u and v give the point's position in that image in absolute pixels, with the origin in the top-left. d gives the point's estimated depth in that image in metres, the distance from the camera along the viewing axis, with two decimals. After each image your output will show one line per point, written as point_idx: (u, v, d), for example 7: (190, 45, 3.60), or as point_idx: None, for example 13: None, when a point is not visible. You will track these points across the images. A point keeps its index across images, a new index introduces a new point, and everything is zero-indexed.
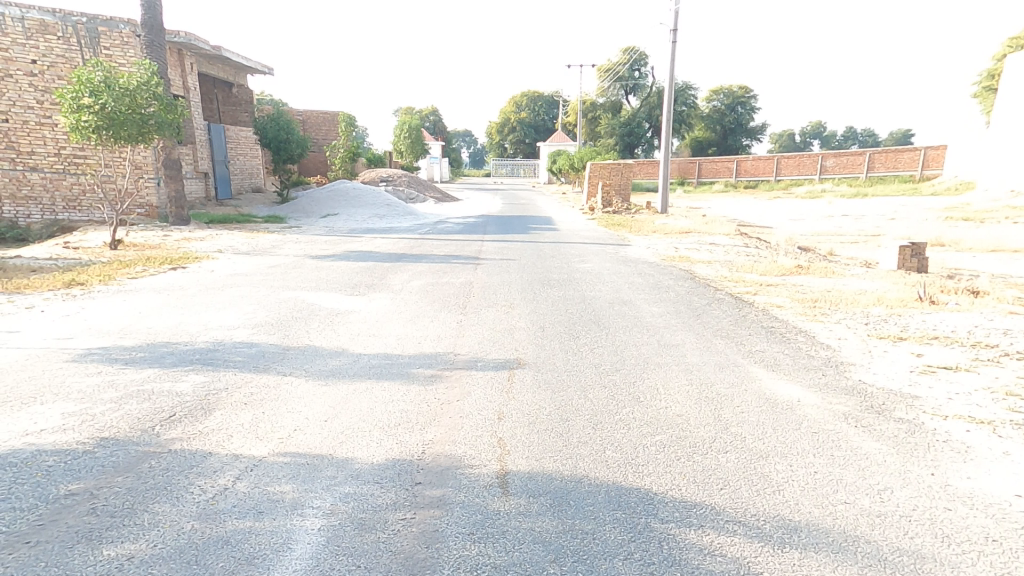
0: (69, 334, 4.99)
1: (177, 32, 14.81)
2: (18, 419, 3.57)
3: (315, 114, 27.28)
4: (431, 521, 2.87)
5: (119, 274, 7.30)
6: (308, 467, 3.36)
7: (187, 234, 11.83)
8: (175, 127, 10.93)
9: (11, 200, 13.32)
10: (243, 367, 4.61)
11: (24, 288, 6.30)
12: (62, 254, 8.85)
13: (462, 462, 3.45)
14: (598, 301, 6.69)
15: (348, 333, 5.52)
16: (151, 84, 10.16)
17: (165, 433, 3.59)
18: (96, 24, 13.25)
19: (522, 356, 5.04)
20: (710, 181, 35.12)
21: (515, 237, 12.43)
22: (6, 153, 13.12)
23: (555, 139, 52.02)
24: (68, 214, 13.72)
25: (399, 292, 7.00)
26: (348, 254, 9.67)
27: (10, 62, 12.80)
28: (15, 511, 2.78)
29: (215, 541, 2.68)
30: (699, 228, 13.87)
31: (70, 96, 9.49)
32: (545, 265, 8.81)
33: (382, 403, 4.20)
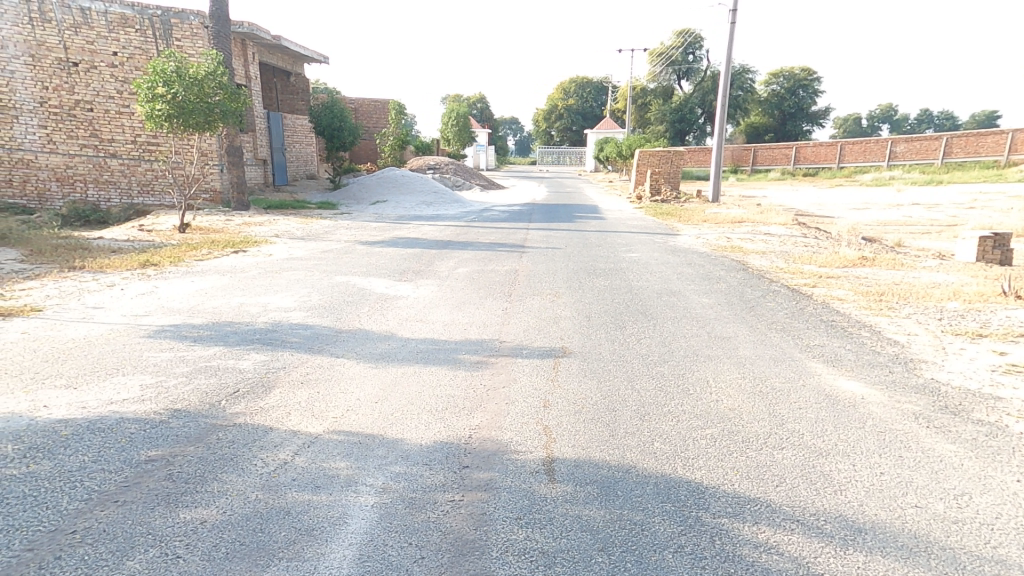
0: (145, 311, 5.33)
1: (240, 22, 15.39)
2: (104, 389, 3.84)
3: (366, 102, 27.97)
4: (479, 504, 2.94)
5: (188, 256, 7.70)
6: (360, 446, 3.50)
7: (248, 219, 12.40)
8: (239, 115, 11.28)
9: (95, 184, 14.27)
10: (299, 348, 4.80)
11: (105, 267, 6.76)
12: (139, 237, 9.39)
13: (507, 447, 3.52)
14: (645, 292, 6.55)
15: (396, 317, 5.64)
16: (217, 73, 10.57)
17: (230, 407, 3.80)
18: (169, 16, 13.91)
19: (568, 345, 5.01)
20: (766, 168, 33.98)
21: (561, 226, 12.31)
22: (90, 141, 14.02)
23: (603, 127, 51.33)
24: (143, 199, 14.57)
25: (445, 279, 7.08)
26: (397, 240, 9.91)
27: (94, 54, 13.65)
28: (104, 472, 3.01)
29: (277, 511, 2.84)
30: (753, 217, 13.40)
31: (146, 86, 10.02)
32: (590, 254, 8.72)
33: (430, 388, 4.31)
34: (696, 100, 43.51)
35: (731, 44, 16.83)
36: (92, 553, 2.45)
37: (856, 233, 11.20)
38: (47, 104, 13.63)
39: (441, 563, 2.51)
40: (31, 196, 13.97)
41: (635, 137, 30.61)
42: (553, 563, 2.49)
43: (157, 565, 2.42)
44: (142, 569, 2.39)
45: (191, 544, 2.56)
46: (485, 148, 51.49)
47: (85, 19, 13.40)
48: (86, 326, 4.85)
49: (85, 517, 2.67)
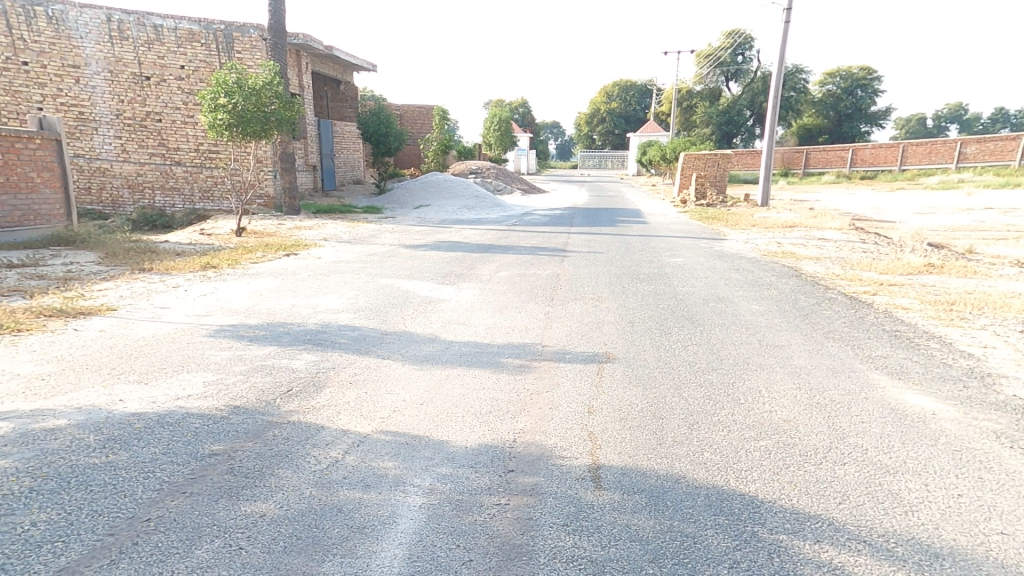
0: (205, 311, 5.58)
1: (296, 33, 15.99)
2: (170, 384, 4.05)
3: (411, 109, 28.61)
4: (525, 509, 2.94)
5: (243, 259, 8.03)
6: (408, 447, 3.55)
7: (298, 222, 12.86)
8: (293, 123, 11.65)
9: (162, 191, 15.04)
10: (348, 349, 4.93)
11: (170, 268, 7.12)
12: (199, 240, 9.89)
13: (553, 452, 3.51)
14: (691, 297, 6.41)
15: (439, 320, 5.71)
16: (274, 83, 10.94)
17: (285, 405, 3.93)
18: (231, 30, 14.55)
19: (612, 350, 4.97)
20: (819, 171, 33.24)
21: (603, 230, 12.24)
22: (159, 150, 14.84)
23: (647, 130, 50.87)
24: (204, 204, 15.19)
25: (487, 282, 7.13)
26: (439, 243, 10.06)
27: (164, 68, 14.45)
28: (173, 464, 3.16)
29: (331, 508, 2.91)
30: (806, 222, 12.97)
31: (209, 97, 10.57)
32: (633, 259, 8.62)
33: (474, 391, 4.34)
34: (745, 102, 42.31)
35: (786, 44, 16.36)
36: (164, 540, 2.58)
37: (922, 238, 10.64)
38: (123, 116, 14.53)
39: (489, 566, 2.52)
40: (105, 202, 14.90)
41: (679, 140, 30.07)
42: (602, 572, 2.46)
43: (222, 555, 2.52)
44: (208, 557, 2.50)
45: (252, 536, 2.66)
46: (527, 152, 51.71)
47: (158, 35, 14.24)
48: (154, 325, 5.11)
49: (157, 506, 2.81)
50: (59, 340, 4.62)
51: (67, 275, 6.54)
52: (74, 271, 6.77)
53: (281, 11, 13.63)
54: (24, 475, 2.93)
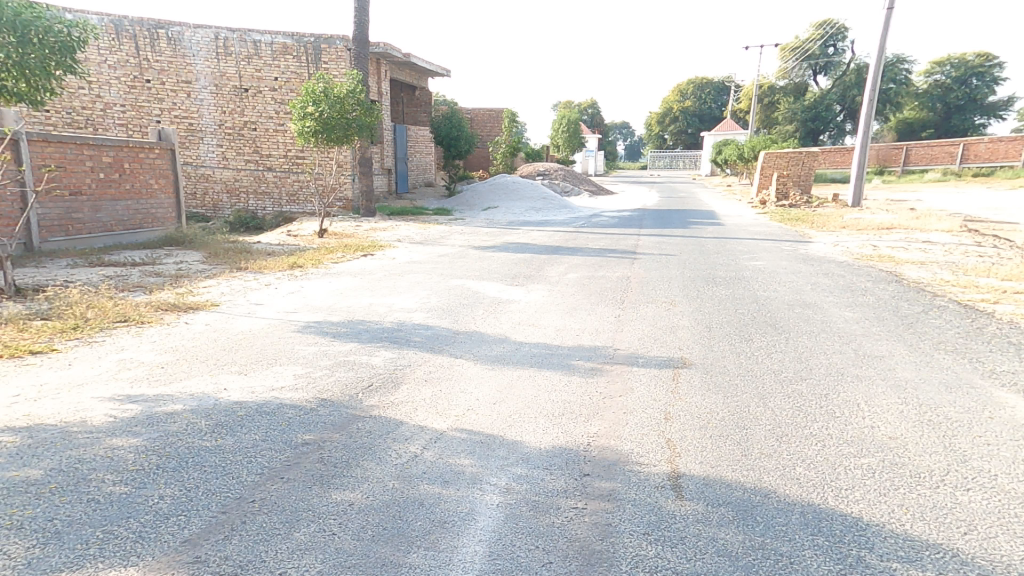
0: (293, 307, 5.91)
1: (377, 42, 16.71)
2: (264, 375, 4.31)
3: (481, 112, 29.25)
4: (604, 514, 2.87)
5: (325, 258, 8.44)
6: (483, 445, 3.57)
7: (375, 224, 13.45)
8: (372, 129, 12.19)
9: (255, 195, 16.10)
10: (422, 347, 5.06)
11: (262, 267, 7.61)
12: (286, 241, 10.57)
13: (630, 458, 3.41)
14: (774, 302, 6.11)
15: (509, 321, 5.74)
16: (356, 91, 11.47)
17: (366, 400, 4.08)
18: (320, 42, 15.43)
19: (688, 355, 4.80)
20: (922, 168, 30.43)
21: (675, 232, 11.91)
22: (253, 156, 15.90)
23: (724, 128, 49.35)
24: (290, 207, 16.10)
25: (556, 284, 7.11)
26: (507, 245, 10.15)
27: (261, 80, 15.51)
28: (271, 450, 3.35)
29: (412, 501, 2.97)
30: (905, 224, 12.04)
31: (299, 106, 11.26)
32: (709, 262, 8.32)
33: (546, 392, 4.32)
34: (835, 97, 40.08)
35: (886, 32, 15.34)
36: (268, 521, 2.72)
37: None
38: (224, 126, 15.71)
39: (570, 570, 2.47)
40: (207, 205, 16.18)
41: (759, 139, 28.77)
42: None
43: (318, 539, 2.62)
44: (305, 540, 2.61)
45: (343, 523, 2.76)
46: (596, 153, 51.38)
47: (256, 50, 15.35)
48: (251, 320, 5.47)
49: (259, 489, 2.98)
50: (173, 331, 5.04)
51: (177, 272, 7.15)
52: (183, 269, 7.40)
53: (365, 22, 14.23)
54: (151, 453, 3.21)
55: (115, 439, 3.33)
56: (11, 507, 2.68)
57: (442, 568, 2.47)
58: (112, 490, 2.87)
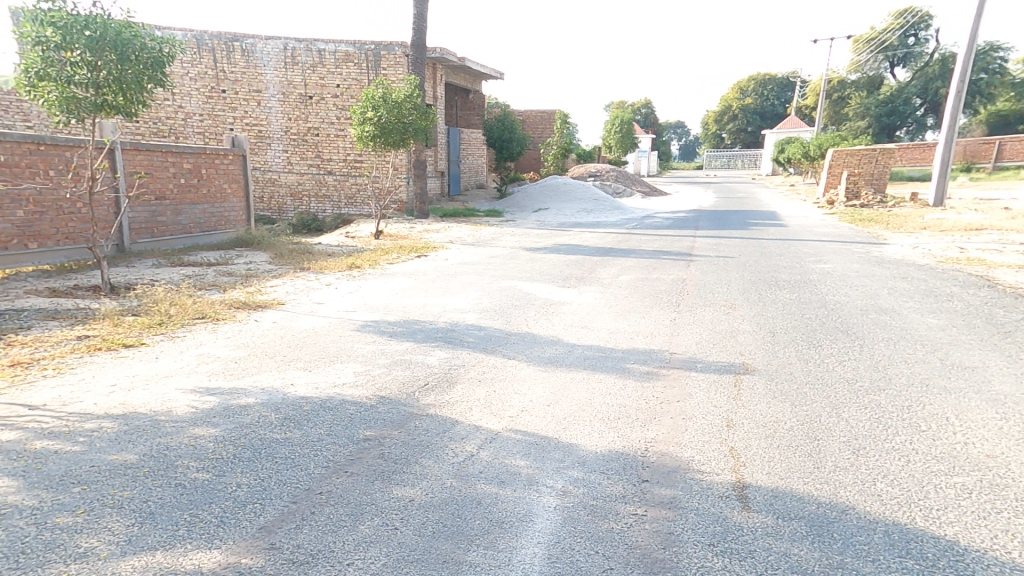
0: (352, 307, 6.09)
1: (434, 48, 17.11)
2: (326, 372, 4.46)
3: (533, 114, 29.42)
4: (665, 522, 2.77)
5: (382, 259, 8.68)
6: (538, 447, 3.54)
7: (428, 226, 13.76)
8: (427, 133, 12.48)
9: (316, 198, 16.77)
10: (475, 348, 5.10)
11: (323, 267, 7.91)
12: (345, 242, 11.00)
13: (690, 465, 3.29)
14: (845, 307, 5.78)
15: (561, 323, 5.70)
16: (413, 96, 11.78)
17: (422, 398, 4.13)
18: (380, 49, 15.97)
19: (750, 361, 4.60)
20: (1017, 163, 28.31)
21: (734, 234, 11.51)
22: (315, 161, 16.60)
23: (788, 125, 47.51)
24: (348, 210, 16.70)
25: (609, 286, 7.02)
26: (558, 247, 10.13)
27: (324, 87, 16.22)
28: (335, 444, 3.45)
29: (470, 500, 2.98)
30: (995, 224, 11.16)
31: (359, 111, 11.66)
32: (771, 264, 7.99)
33: (600, 395, 4.24)
34: (914, 90, 38.13)
35: (979, 18, 14.35)
36: (334, 513, 2.80)
37: None
38: (290, 132, 16.51)
39: None
40: (273, 208, 16.95)
41: (827, 136, 27.44)
42: None
43: (381, 533, 2.67)
44: (369, 533, 2.66)
45: (404, 518, 2.79)
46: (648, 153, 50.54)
47: (321, 59, 16.08)
48: (314, 319, 5.68)
49: (325, 481, 3.07)
50: (244, 328, 5.31)
51: (248, 272, 7.55)
52: (252, 269, 7.80)
53: (422, 28, 14.62)
54: (228, 443, 3.38)
55: (196, 428, 3.52)
56: (109, 487, 2.89)
57: (502, 568, 2.46)
58: (195, 476, 3.03)
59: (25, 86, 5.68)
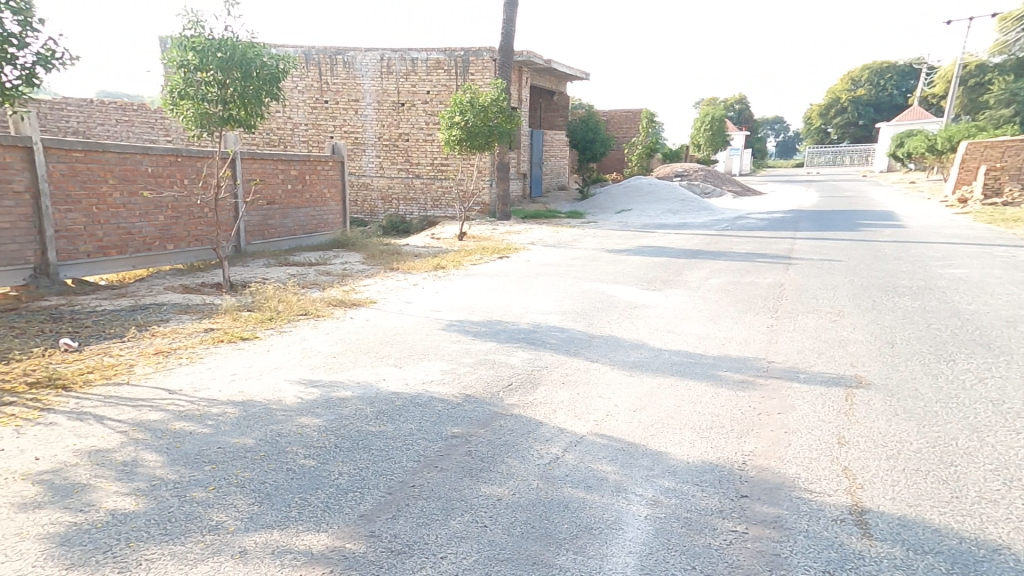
0: (438, 307, 6.29)
1: (521, 51, 17.42)
2: (415, 369, 4.62)
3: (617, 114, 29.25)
4: (769, 543, 2.59)
5: (466, 260, 8.91)
6: (625, 454, 3.43)
7: (510, 228, 13.97)
8: (512, 136, 12.66)
9: (404, 200, 17.64)
10: (558, 349, 5.08)
11: (411, 268, 8.26)
12: (431, 243, 11.45)
13: (797, 483, 3.05)
14: (984, 319, 5.15)
15: (646, 327, 5.54)
16: (499, 100, 12.05)
17: (507, 398, 4.16)
18: (469, 55, 16.57)
19: (863, 374, 4.21)
20: None
21: (840, 236, 10.60)
22: (404, 165, 17.46)
23: (907, 118, 43.20)
24: (434, 212, 17.45)
25: (697, 290, 6.74)
26: (641, 248, 9.91)
27: (416, 95, 17.08)
28: (425, 440, 3.55)
29: (557, 503, 2.94)
30: None
31: (447, 116, 12.13)
32: (886, 269, 7.31)
33: (690, 403, 4.06)
34: None
35: None
36: (427, 507, 2.87)
37: None
38: (382, 138, 17.47)
39: None
40: (366, 211, 17.94)
41: (959, 128, 24.61)
42: None
43: (472, 530, 2.70)
44: (461, 529, 2.70)
45: (493, 517, 2.81)
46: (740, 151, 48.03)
47: (413, 67, 16.93)
48: (403, 317, 5.94)
49: (417, 475, 3.17)
50: (340, 325, 5.65)
51: (344, 271, 8.05)
52: (347, 269, 8.31)
53: (511, 32, 14.92)
54: (330, 433, 3.59)
55: (302, 418, 3.77)
56: (232, 467, 3.16)
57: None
58: (302, 462, 3.25)
59: (169, 102, 6.46)
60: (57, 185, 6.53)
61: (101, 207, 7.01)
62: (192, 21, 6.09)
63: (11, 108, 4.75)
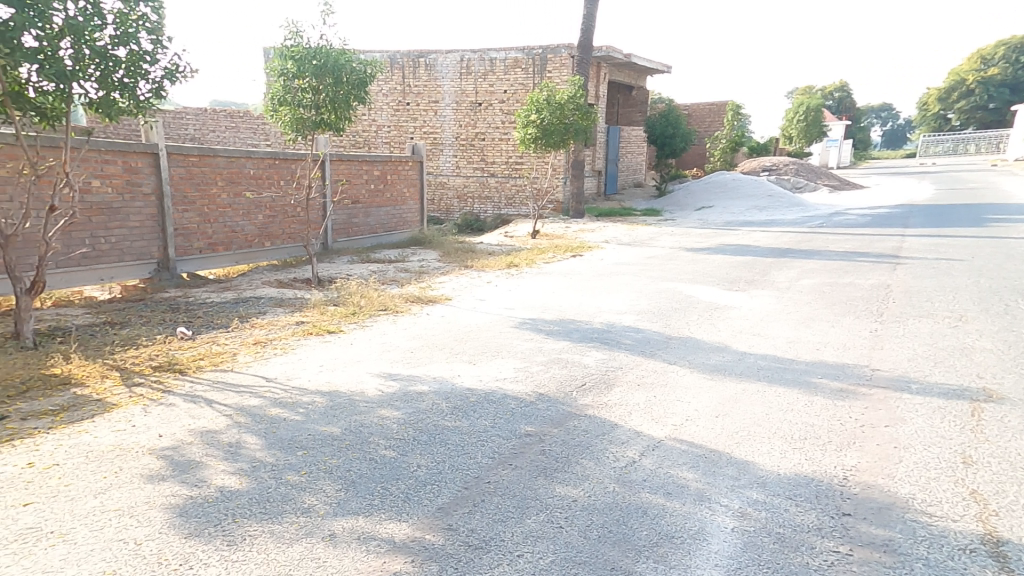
0: (511, 305, 6.32)
1: (600, 47, 17.20)
2: (488, 366, 4.67)
3: (700, 107, 28.16)
4: (879, 568, 2.36)
5: (539, 259, 8.91)
6: (707, 461, 3.27)
7: (584, 226, 13.77)
8: (588, 133, 12.54)
9: (478, 199, 17.99)
10: (633, 350, 4.94)
11: (486, 266, 8.38)
12: (505, 241, 11.59)
13: (911, 504, 2.77)
14: None
15: (728, 329, 5.27)
16: (576, 97, 11.97)
17: (580, 398, 4.10)
18: (547, 53, 16.57)
19: (992, 388, 3.77)
20: None
21: (959, 235, 9.58)
22: (480, 164, 17.79)
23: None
24: (507, 210, 17.66)
25: (787, 291, 6.34)
26: (724, 247, 9.49)
27: (493, 94, 17.33)
28: (499, 437, 3.56)
29: (636, 508, 2.84)
30: None
31: (523, 115, 12.21)
32: (1017, 271, 6.52)
33: (780, 412, 3.80)
34: None
35: None
36: (502, 504, 2.87)
37: None
38: (460, 138, 17.90)
39: None
40: (442, 210, 18.43)
41: None
42: None
43: (548, 530, 2.67)
44: (537, 528, 2.68)
45: (569, 518, 2.76)
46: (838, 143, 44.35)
47: (491, 66, 17.20)
48: (477, 314, 6.03)
49: (492, 472, 3.18)
50: (416, 321, 5.82)
51: (421, 269, 8.29)
52: (425, 266, 8.54)
53: (590, 28, 14.80)
54: (409, 426, 3.69)
55: (383, 410, 3.91)
56: (321, 454, 3.33)
57: None
58: (384, 453, 3.36)
59: (269, 109, 6.91)
60: (176, 187, 7.22)
61: (211, 207, 7.66)
62: (292, 32, 6.51)
63: (142, 120, 5.31)
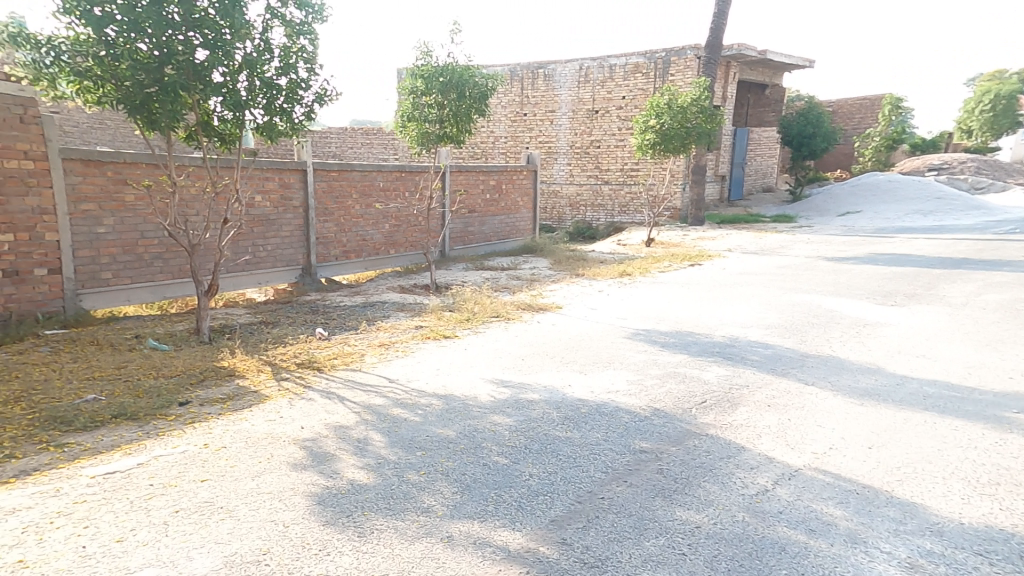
0: (622, 315, 6.09)
1: (730, 45, 16.26)
2: (598, 377, 4.50)
3: (848, 102, 25.51)
4: None
5: (654, 267, 8.57)
6: (861, 498, 2.80)
7: (702, 234, 13.12)
8: (711, 137, 11.89)
9: (591, 207, 17.91)
10: (760, 368, 4.48)
11: (599, 274, 8.23)
12: (617, 249, 11.34)
13: None
14: None
15: (882, 349, 4.59)
16: (700, 99, 11.44)
17: (700, 416, 3.78)
18: (671, 55, 15.99)
19: None
20: None
21: None
22: (594, 171, 17.73)
23: None
24: (620, 218, 17.38)
25: (963, 308, 5.44)
26: (877, 256, 8.41)
27: (611, 101, 17.18)
28: (612, 452, 3.37)
29: (771, 543, 2.50)
30: None
31: (641, 120, 11.90)
32: None
33: (959, 450, 3.17)
34: None
35: None
36: (617, 522, 2.68)
37: None
38: (575, 147, 17.98)
39: None
40: (554, 218, 18.64)
41: None
42: None
43: (670, 555, 2.43)
44: (657, 553, 2.46)
45: (693, 545, 2.50)
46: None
47: (611, 73, 17.07)
48: (589, 323, 5.89)
49: (605, 487, 3.00)
50: (526, 328, 5.83)
51: (533, 276, 8.38)
52: (536, 274, 8.62)
53: (720, 26, 14.09)
54: (519, 434, 3.63)
55: (495, 416, 3.91)
56: (438, 455, 3.39)
57: None
58: (496, 459, 3.33)
59: (399, 124, 7.38)
60: (319, 200, 7.99)
61: (347, 218, 8.38)
62: (423, 52, 6.92)
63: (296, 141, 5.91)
